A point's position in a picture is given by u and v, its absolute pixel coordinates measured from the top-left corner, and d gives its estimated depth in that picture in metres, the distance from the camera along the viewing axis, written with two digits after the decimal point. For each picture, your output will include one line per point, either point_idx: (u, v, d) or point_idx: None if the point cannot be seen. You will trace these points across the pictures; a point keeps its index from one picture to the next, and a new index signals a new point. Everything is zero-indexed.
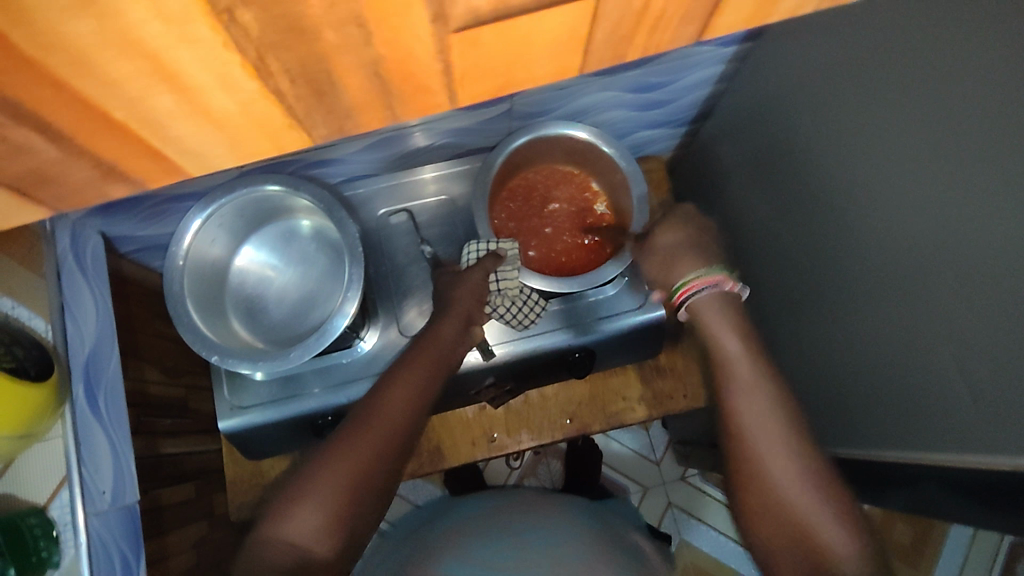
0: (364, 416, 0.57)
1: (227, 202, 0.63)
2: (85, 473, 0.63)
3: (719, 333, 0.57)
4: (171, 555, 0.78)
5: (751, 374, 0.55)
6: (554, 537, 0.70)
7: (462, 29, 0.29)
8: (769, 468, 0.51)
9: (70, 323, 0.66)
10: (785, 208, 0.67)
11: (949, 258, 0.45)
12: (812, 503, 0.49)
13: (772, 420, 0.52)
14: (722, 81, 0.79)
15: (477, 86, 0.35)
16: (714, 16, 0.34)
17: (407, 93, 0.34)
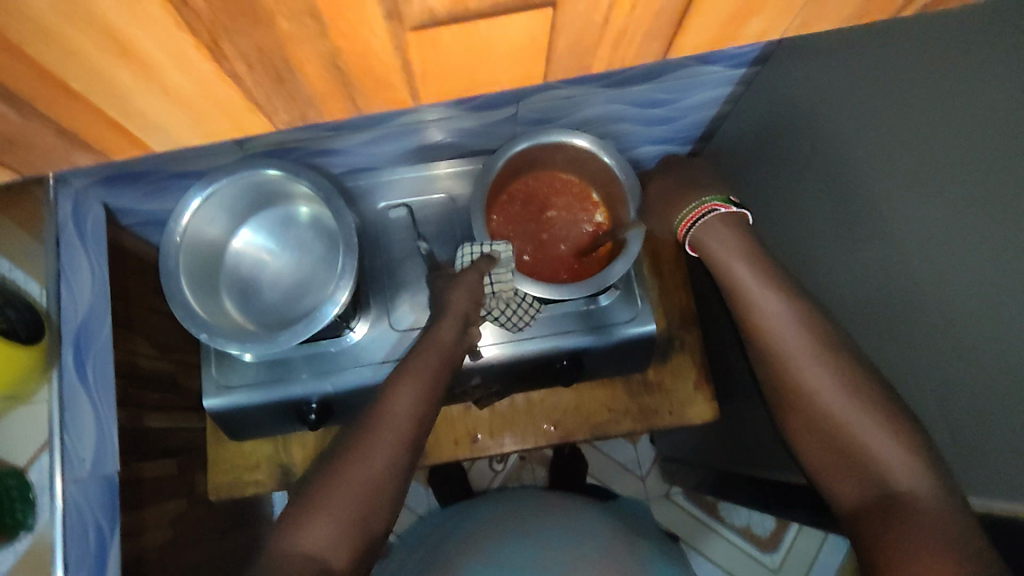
0: (371, 423, 0.58)
1: (228, 183, 0.64)
2: (67, 440, 0.63)
3: (729, 263, 0.58)
4: (147, 528, 0.78)
5: (774, 300, 0.56)
6: (577, 534, 0.72)
7: (420, 27, 0.37)
8: (806, 386, 0.53)
9: (65, 291, 0.65)
10: (779, 234, 0.68)
11: (929, 295, 0.44)
12: (843, 396, 0.51)
13: (800, 343, 0.54)
14: (729, 102, 0.79)
15: (442, 82, 0.44)
16: (677, 36, 0.43)
17: (365, 85, 0.42)
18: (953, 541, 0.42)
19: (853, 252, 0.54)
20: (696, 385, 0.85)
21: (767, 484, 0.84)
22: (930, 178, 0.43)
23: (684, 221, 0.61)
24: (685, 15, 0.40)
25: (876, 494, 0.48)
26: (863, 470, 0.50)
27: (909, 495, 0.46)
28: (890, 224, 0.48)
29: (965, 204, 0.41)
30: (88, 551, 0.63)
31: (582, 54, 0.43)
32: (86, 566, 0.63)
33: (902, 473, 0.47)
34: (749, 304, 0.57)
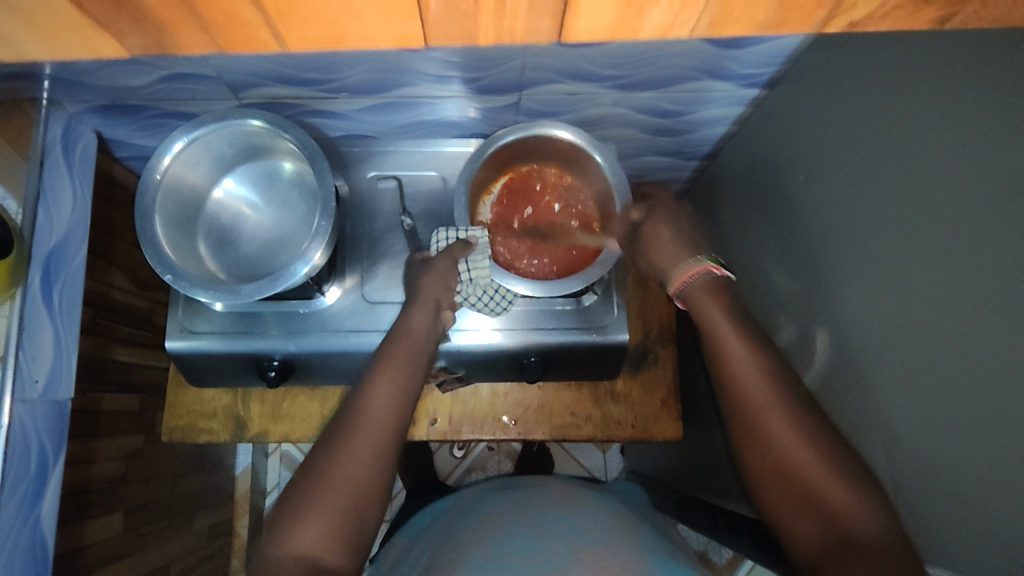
0: (350, 420, 0.57)
1: (215, 130, 0.63)
2: (23, 358, 0.64)
3: (712, 317, 0.56)
4: (97, 458, 0.79)
5: (742, 346, 0.54)
6: (577, 522, 0.65)
7: None
8: (768, 432, 0.51)
9: (42, 211, 0.67)
10: (776, 266, 0.67)
11: (934, 345, 0.44)
12: (802, 447, 0.49)
13: (764, 390, 0.52)
14: (739, 123, 0.78)
15: (306, 30, 0.46)
16: (568, 17, 0.46)
17: (222, 23, 0.45)
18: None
19: (852, 294, 0.53)
20: (662, 402, 0.83)
21: (726, 514, 0.83)
22: (941, 230, 0.43)
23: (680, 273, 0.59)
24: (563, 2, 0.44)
25: (833, 540, 0.46)
26: (819, 520, 0.47)
27: (866, 538, 0.44)
28: (899, 269, 0.47)
29: (968, 266, 0.41)
30: (27, 473, 0.63)
31: (462, 19, 0.46)
32: (21, 488, 0.63)
33: (861, 519, 0.45)
34: (721, 350, 0.55)
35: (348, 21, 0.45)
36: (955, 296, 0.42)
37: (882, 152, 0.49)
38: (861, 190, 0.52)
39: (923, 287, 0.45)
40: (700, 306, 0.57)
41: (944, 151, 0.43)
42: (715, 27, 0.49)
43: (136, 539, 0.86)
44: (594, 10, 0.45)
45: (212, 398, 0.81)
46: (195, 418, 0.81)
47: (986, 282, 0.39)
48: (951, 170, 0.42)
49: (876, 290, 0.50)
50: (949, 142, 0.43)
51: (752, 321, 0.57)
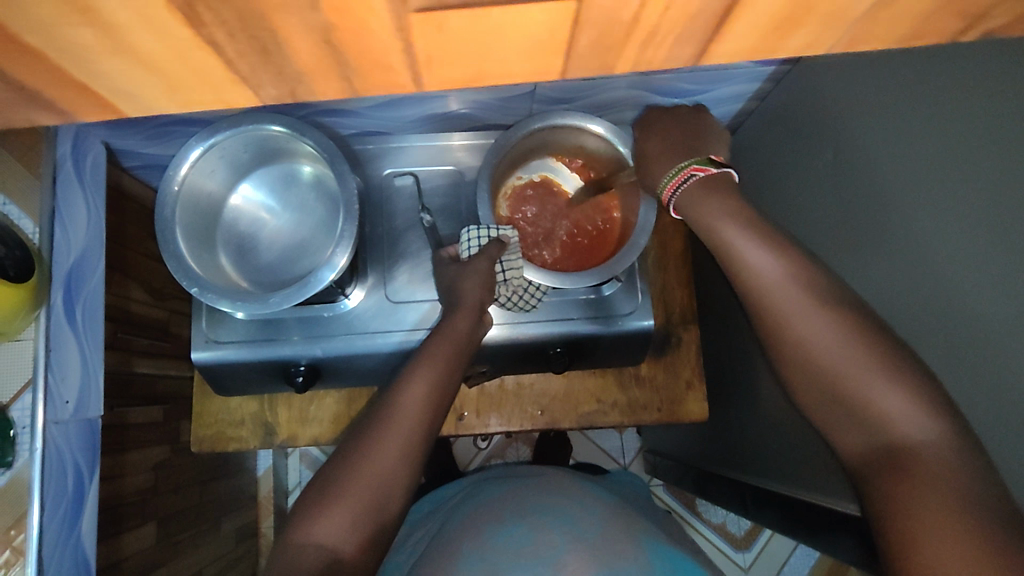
0: (384, 417, 0.56)
1: (230, 135, 0.62)
2: (51, 379, 0.64)
3: (713, 218, 0.50)
4: (127, 473, 0.78)
5: (760, 245, 0.49)
6: (572, 513, 0.66)
7: (424, 9, 0.30)
8: (798, 334, 0.47)
9: (58, 228, 0.66)
10: (799, 244, 0.67)
11: (960, 323, 0.44)
12: (836, 340, 0.45)
13: (792, 285, 0.47)
14: (755, 99, 0.77)
15: (441, 71, 0.36)
16: (713, 43, 0.35)
17: (364, 69, 0.35)
18: (966, 497, 0.37)
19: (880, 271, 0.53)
20: (687, 383, 0.84)
21: (751, 490, 0.84)
22: (963, 212, 0.43)
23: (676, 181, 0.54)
24: (720, 20, 0.33)
25: (879, 447, 0.42)
26: (863, 427, 0.44)
27: (915, 443, 0.41)
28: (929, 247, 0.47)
29: (989, 249, 0.41)
30: (66, 494, 0.63)
31: (605, 53, 0.35)
32: (62, 507, 0.62)
33: (912, 421, 0.41)
34: (733, 254, 0.50)
35: (488, 63, 0.36)
36: (977, 278, 0.42)
37: (905, 130, 0.49)
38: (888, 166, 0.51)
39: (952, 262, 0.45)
40: (696, 204, 0.51)
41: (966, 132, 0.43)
42: (847, 46, 0.36)
43: (170, 548, 0.86)
44: (740, 34, 0.34)
45: (237, 406, 0.81)
46: (221, 428, 0.80)
47: (1006, 256, 0.40)
48: (974, 151, 0.42)
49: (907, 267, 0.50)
50: (972, 122, 0.42)
51: (742, 200, 0.51)
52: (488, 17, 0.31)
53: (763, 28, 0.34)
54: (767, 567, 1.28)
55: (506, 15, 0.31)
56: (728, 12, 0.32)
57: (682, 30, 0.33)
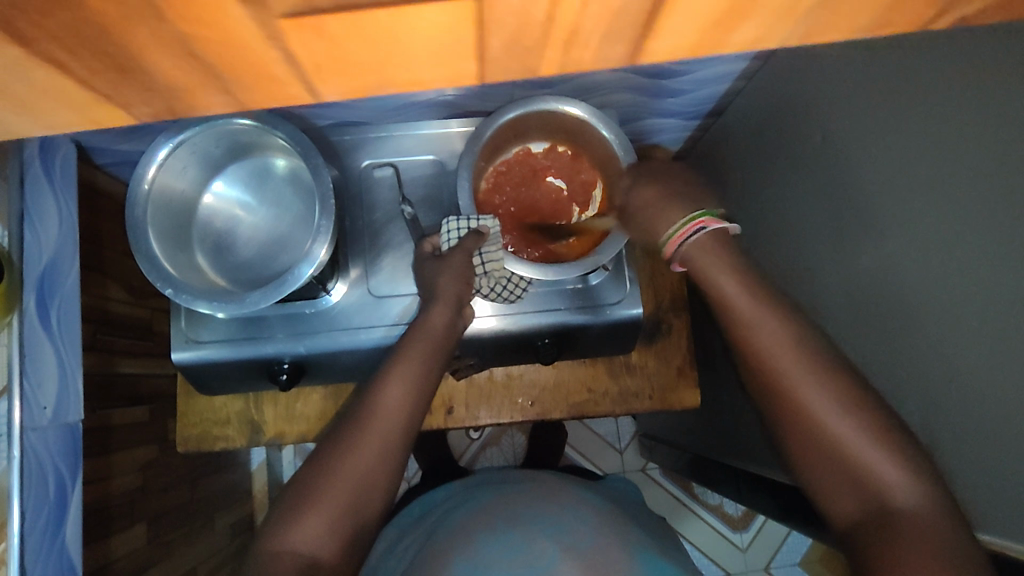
0: (361, 418, 0.56)
1: (199, 131, 0.60)
2: (26, 386, 0.62)
3: (715, 275, 0.51)
4: (114, 474, 0.78)
5: (768, 317, 0.49)
6: (566, 522, 0.65)
7: (291, 14, 0.22)
8: (801, 400, 0.46)
9: (28, 232, 0.64)
10: (788, 229, 0.65)
11: (948, 311, 0.42)
12: (838, 411, 0.45)
13: (795, 356, 0.47)
14: (742, 78, 0.75)
15: (341, 83, 0.27)
16: (651, 38, 0.26)
17: (254, 84, 0.26)
18: (964, 562, 0.39)
19: (868, 256, 0.51)
20: (679, 370, 0.83)
21: (747, 477, 0.83)
22: (948, 195, 0.41)
23: (680, 233, 0.52)
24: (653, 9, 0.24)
25: (876, 513, 0.43)
26: (858, 491, 0.44)
27: (911, 511, 0.42)
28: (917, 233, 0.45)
29: (975, 233, 0.39)
30: (47, 500, 0.62)
31: (525, 55, 0.27)
32: (44, 512, 0.62)
33: (907, 493, 0.42)
34: (740, 322, 0.50)
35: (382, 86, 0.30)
36: (962, 264, 0.41)
37: (889, 110, 0.47)
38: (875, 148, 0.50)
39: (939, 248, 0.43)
40: (702, 268, 0.51)
41: (947, 113, 0.41)
42: (803, 37, 0.27)
43: (163, 547, 0.86)
44: (678, 29, 0.26)
45: (223, 406, 0.80)
46: (207, 427, 0.79)
47: (994, 240, 0.38)
48: (957, 130, 0.40)
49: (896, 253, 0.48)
50: (954, 101, 0.40)
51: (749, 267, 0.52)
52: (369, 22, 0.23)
53: (717, 16, 0.25)
54: (765, 548, 1.28)
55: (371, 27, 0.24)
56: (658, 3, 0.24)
57: (609, 22, 0.25)
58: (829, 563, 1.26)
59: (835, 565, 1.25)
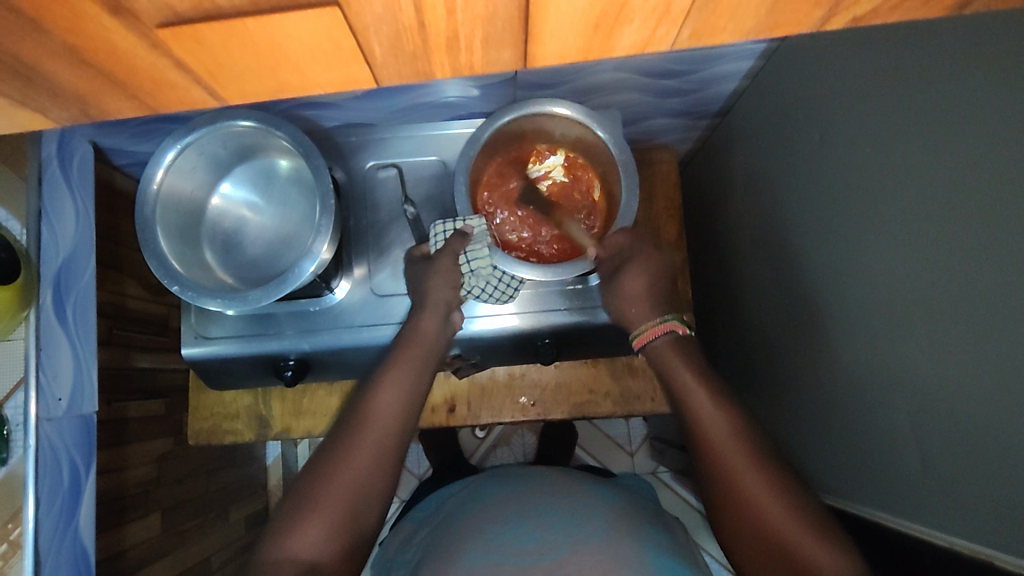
0: (355, 425, 0.58)
1: (206, 133, 0.62)
2: (42, 378, 0.65)
3: (676, 371, 0.61)
4: (129, 464, 0.80)
5: (716, 410, 0.58)
6: (576, 515, 0.66)
7: (167, 24, 0.29)
8: (745, 491, 0.53)
9: (46, 229, 0.67)
10: (789, 230, 0.64)
11: (950, 310, 0.42)
12: (778, 506, 0.52)
13: (741, 454, 0.55)
14: (748, 78, 0.74)
15: (244, 81, 0.35)
16: (532, 41, 0.33)
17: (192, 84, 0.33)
18: None
19: (866, 256, 0.51)
20: None
21: None
22: (953, 193, 0.41)
23: (647, 331, 0.64)
24: (518, 11, 0.30)
25: None
26: None
27: None
28: (915, 233, 0.45)
29: (979, 233, 0.39)
30: (61, 488, 0.65)
31: (413, 57, 0.34)
32: (57, 501, 0.64)
33: None
34: (699, 420, 0.58)
35: (284, 72, 0.34)
36: (965, 264, 0.40)
37: (891, 109, 0.46)
38: (872, 147, 0.49)
39: (937, 248, 0.42)
40: (671, 369, 0.61)
41: (956, 110, 0.40)
42: (694, 39, 0.33)
43: (176, 537, 0.88)
44: (558, 34, 0.32)
45: (232, 401, 0.82)
46: (214, 422, 0.82)
47: (996, 237, 0.38)
48: (964, 130, 0.40)
49: (893, 252, 0.47)
50: (956, 98, 0.40)
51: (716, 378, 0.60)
52: (247, 26, 0.29)
53: (582, 31, 0.32)
54: None
55: (265, 24, 0.29)
56: (524, 11, 0.31)
57: (485, 31, 0.32)
58: None
59: None
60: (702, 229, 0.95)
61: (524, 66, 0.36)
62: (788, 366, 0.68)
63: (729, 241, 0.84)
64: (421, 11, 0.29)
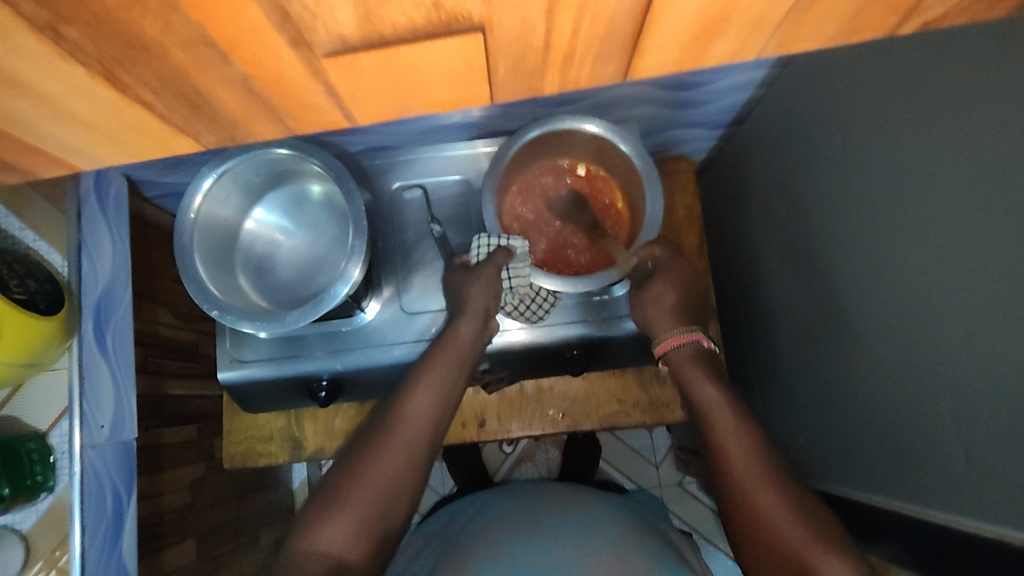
0: (389, 425, 0.59)
1: (240, 161, 0.64)
2: (87, 407, 0.66)
3: (694, 382, 0.61)
4: (166, 491, 0.81)
5: (729, 421, 0.58)
6: (586, 528, 0.67)
7: (334, 54, 0.29)
8: (756, 504, 0.53)
9: (86, 262, 0.69)
10: (811, 231, 0.65)
11: (983, 304, 0.42)
12: (785, 517, 0.51)
13: (754, 467, 0.54)
14: (762, 86, 0.76)
15: (374, 106, 0.35)
16: (636, 58, 0.33)
17: (293, 109, 0.34)
18: None
19: (893, 254, 0.52)
20: None
21: None
22: (978, 192, 0.42)
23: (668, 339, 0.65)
24: (636, 33, 0.30)
25: None
26: None
27: None
28: (942, 232, 0.45)
29: (1004, 231, 0.40)
30: (105, 514, 0.66)
31: (528, 77, 0.34)
32: (103, 526, 0.65)
33: None
34: (715, 436, 0.58)
35: (414, 95, 0.35)
36: (994, 262, 0.41)
37: (911, 113, 0.47)
38: (892, 148, 0.50)
39: (967, 243, 0.43)
40: (691, 382, 0.61)
41: (974, 108, 0.41)
42: (779, 48, 0.33)
43: (210, 563, 0.89)
44: (660, 49, 0.32)
45: (266, 425, 0.83)
46: (248, 446, 0.83)
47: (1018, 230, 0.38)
48: (986, 130, 0.40)
49: (920, 250, 0.48)
50: (974, 97, 0.41)
51: (735, 395, 0.60)
52: (399, 55, 0.30)
53: (685, 44, 0.31)
54: None
55: (416, 52, 0.30)
56: (641, 28, 0.30)
57: (598, 50, 0.31)
58: None
59: None
60: (721, 236, 0.96)
61: (620, 82, 0.36)
62: (817, 367, 0.69)
63: (748, 247, 0.85)
64: (552, 32, 0.30)
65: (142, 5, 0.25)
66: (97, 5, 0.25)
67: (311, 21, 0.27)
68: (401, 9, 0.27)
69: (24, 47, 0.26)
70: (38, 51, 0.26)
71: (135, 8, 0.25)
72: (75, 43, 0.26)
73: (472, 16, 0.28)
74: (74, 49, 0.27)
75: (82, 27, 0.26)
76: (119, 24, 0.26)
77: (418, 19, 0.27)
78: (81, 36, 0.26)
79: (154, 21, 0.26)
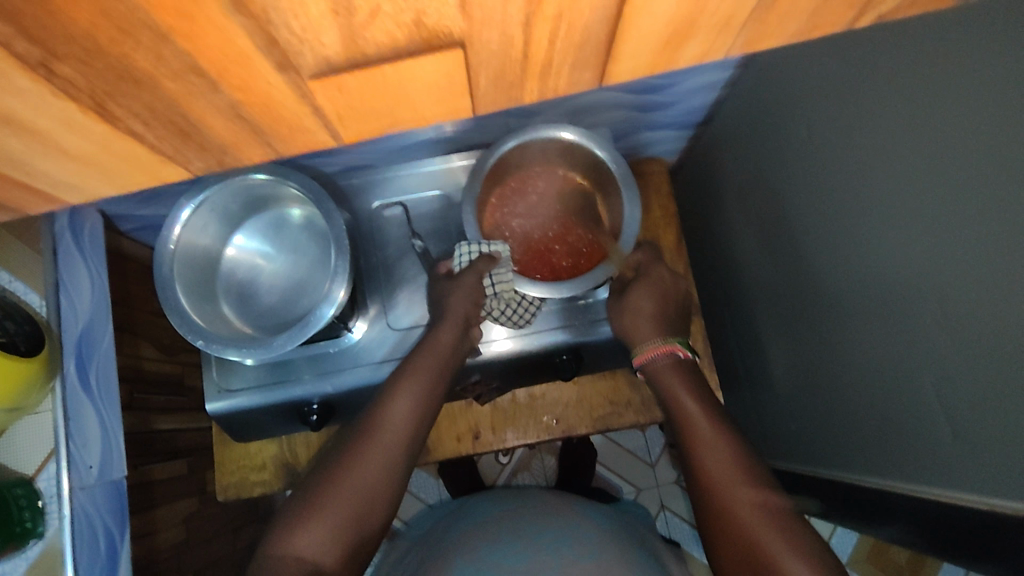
0: (368, 434, 0.60)
1: (216, 190, 0.64)
2: (71, 447, 0.65)
3: (674, 388, 0.64)
4: (159, 528, 0.80)
5: (703, 415, 0.60)
6: (568, 537, 0.66)
7: (320, 75, 0.29)
8: (718, 487, 0.56)
9: (64, 299, 0.69)
10: (785, 223, 0.67)
11: (959, 282, 0.43)
12: (745, 501, 0.54)
13: (723, 456, 0.57)
14: (728, 85, 0.78)
15: (361, 124, 0.35)
16: (611, 62, 0.33)
17: (283, 132, 0.35)
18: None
19: (866, 239, 0.53)
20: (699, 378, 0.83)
21: (784, 474, 0.82)
22: (944, 174, 0.43)
23: (648, 351, 0.67)
24: (608, 38, 0.31)
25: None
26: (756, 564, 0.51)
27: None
28: (911, 212, 0.47)
29: (971, 210, 0.41)
30: (99, 555, 0.65)
31: (508, 87, 0.34)
32: (96, 569, 0.64)
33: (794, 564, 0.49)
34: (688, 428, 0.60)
35: (399, 111, 0.35)
36: (963, 241, 0.42)
37: (876, 100, 0.49)
38: (858, 136, 0.52)
39: (938, 222, 0.44)
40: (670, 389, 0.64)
41: (934, 91, 0.43)
42: (747, 46, 0.34)
43: None
44: (635, 53, 0.32)
45: (259, 455, 0.82)
46: (241, 478, 0.82)
47: (989, 207, 0.40)
48: (947, 115, 0.42)
49: (893, 232, 0.49)
50: (933, 82, 0.43)
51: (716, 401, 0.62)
52: (382, 74, 0.30)
53: (657, 45, 0.32)
54: None
55: (398, 70, 0.30)
56: (614, 34, 0.30)
57: (575, 56, 0.32)
58: (876, 560, 1.13)
59: (882, 561, 1.13)
60: (699, 234, 0.97)
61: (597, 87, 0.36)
62: (800, 355, 0.70)
63: (726, 242, 0.86)
64: (530, 41, 0.30)
65: (134, 40, 0.25)
66: (91, 41, 0.25)
67: (299, 46, 0.27)
68: (384, 28, 0.27)
69: (18, 85, 0.26)
70: (29, 88, 0.26)
71: (126, 42, 0.25)
72: (70, 79, 0.27)
73: (453, 30, 0.28)
74: (64, 86, 0.27)
75: (76, 63, 0.26)
76: (110, 58, 0.26)
77: (401, 36, 0.28)
78: (76, 72, 0.26)
79: (145, 53, 0.26)
